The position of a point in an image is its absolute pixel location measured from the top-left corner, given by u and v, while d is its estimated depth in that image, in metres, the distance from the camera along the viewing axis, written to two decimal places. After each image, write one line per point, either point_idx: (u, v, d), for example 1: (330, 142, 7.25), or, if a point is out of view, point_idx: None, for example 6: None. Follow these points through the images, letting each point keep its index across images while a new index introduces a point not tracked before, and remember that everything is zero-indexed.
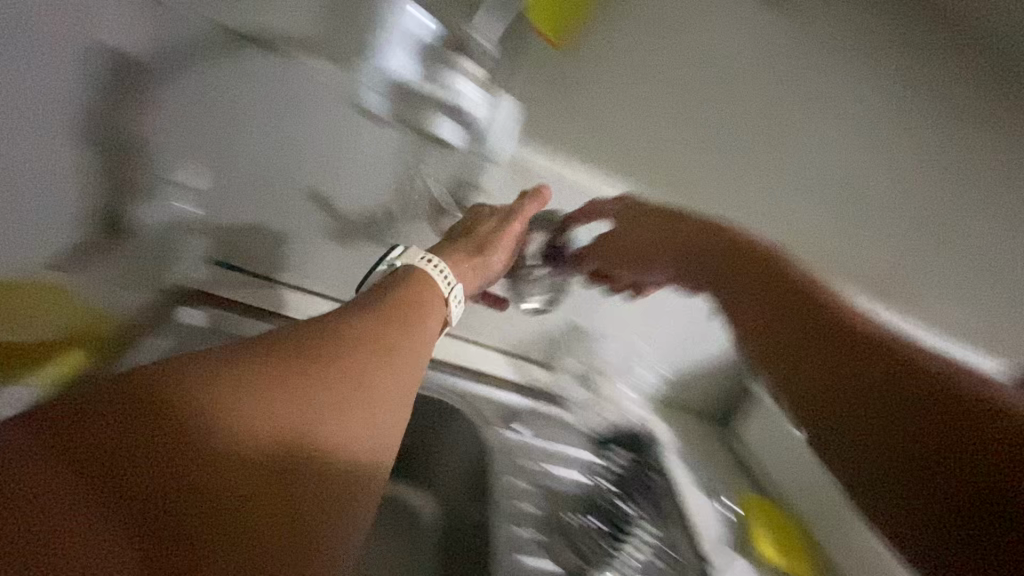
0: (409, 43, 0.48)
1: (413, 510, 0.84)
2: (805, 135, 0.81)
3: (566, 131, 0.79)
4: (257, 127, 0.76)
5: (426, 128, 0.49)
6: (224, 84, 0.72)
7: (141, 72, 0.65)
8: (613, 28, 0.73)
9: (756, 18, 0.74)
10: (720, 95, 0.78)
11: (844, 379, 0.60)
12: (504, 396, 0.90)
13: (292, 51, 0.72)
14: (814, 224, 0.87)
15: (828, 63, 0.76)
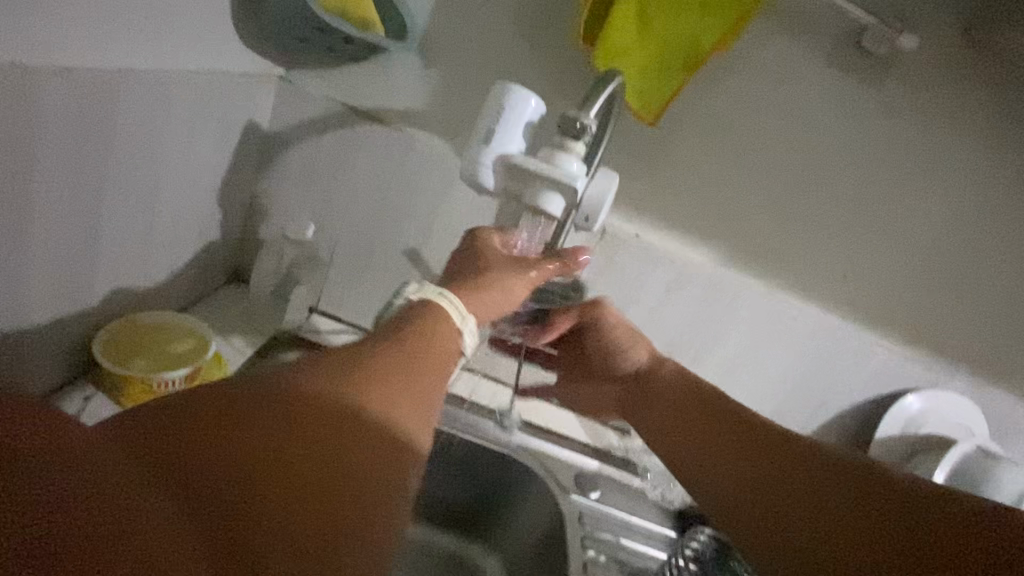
0: (524, 129, 0.56)
1: (481, 572, 0.82)
2: (900, 201, 0.80)
3: (649, 196, 0.83)
4: (365, 194, 0.83)
5: (539, 207, 0.54)
6: (345, 155, 0.81)
7: (275, 147, 0.83)
8: (695, 103, 0.78)
9: (847, 90, 0.76)
10: (807, 162, 0.80)
11: (758, 501, 0.57)
12: (578, 457, 0.88)
13: (402, 123, 0.80)
14: (906, 288, 0.85)
15: (922, 130, 0.76)
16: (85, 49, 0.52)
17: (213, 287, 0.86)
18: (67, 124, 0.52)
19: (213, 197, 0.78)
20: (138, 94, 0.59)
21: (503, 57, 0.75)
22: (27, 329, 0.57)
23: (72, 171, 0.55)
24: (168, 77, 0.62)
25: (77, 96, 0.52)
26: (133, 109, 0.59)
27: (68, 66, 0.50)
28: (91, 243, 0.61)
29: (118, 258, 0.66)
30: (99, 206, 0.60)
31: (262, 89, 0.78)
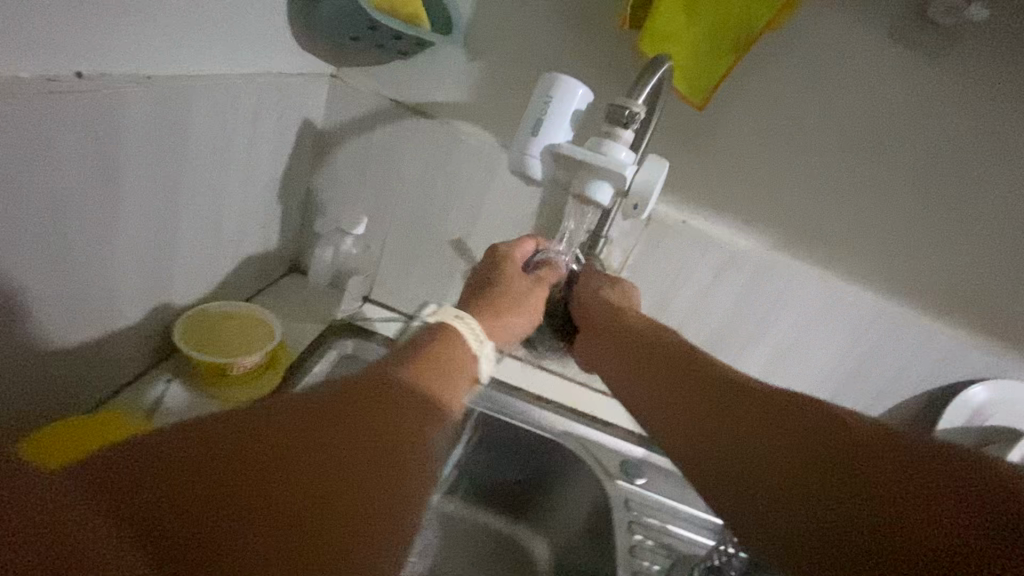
0: (572, 119, 0.57)
1: (529, 553, 0.85)
2: (967, 181, 0.76)
3: (695, 182, 0.82)
4: (413, 187, 0.85)
5: (587, 195, 0.54)
6: (393, 149, 0.84)
7: (327, 143, 0.86)
8: (745, 85, 0.76)
9: (910, 65, 0.72)
10: (865, 142, 0.76)
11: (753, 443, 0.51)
12: (623, 443, 0.87)
13: (448, 117, 0.82)
14: (972, 271, 0.80)
15: (995, 104, 0.72)
16: (163, 60, 0.56)
17: (274, 278, 0.91)
18: (150, 130, 0.57)
19: (274, 193, 0.83)
20: (208, 97, 0.63)
21: (546, 46, 0.76)
22: (119, 318, 0.63)
23: (154, 174, 0.60)
24: (235, 82, 0.66)
25: (156, 103, 0.56)
26: (204, 113, 0.63)
27: (149, 76, 0.55)
28: (170, 239, 0.66)
29: (193, 252, 0.71)
30: (176, 204, 0.65)
31: (316, 88, 0.81)
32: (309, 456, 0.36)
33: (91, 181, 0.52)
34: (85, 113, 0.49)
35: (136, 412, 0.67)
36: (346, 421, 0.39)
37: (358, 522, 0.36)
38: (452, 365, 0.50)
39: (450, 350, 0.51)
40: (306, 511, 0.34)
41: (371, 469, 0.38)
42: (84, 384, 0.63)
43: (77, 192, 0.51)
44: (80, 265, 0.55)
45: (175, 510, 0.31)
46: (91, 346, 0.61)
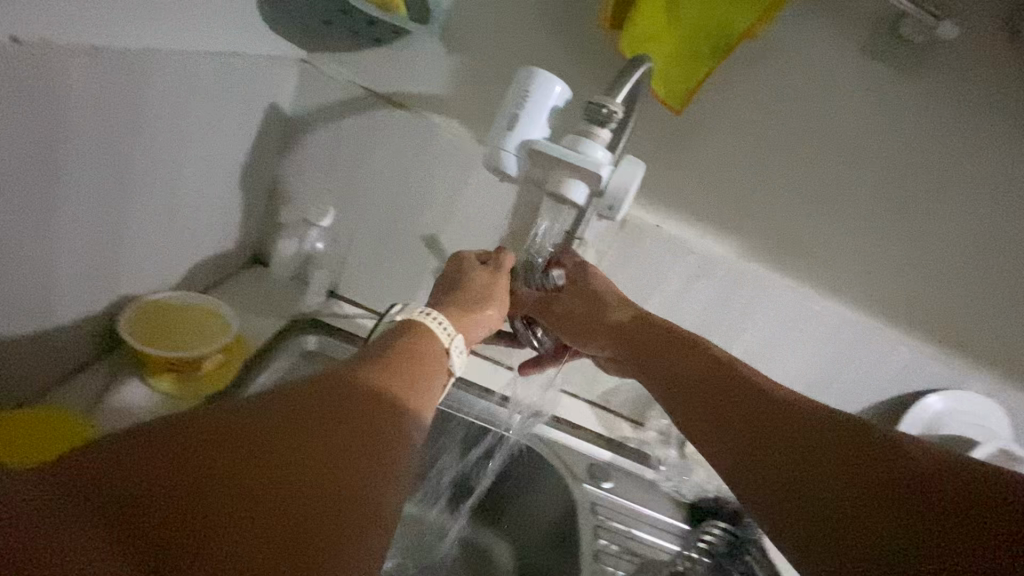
0: (549, 115, 0.55)
1: (492, 557, 0.83)
2: (931, 196, 0.78)
3: (670, 186, 0.82)
4: (384, 179, 0.83)
5: (562, 193, 0.53)
6: (365, 140, 0.81)
7: (295, 130, 0.83)
8: (722, 92, 0.76)
9: (882, 80, 0.73)
10: (836, 154, 0.77)
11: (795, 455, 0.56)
12: (592, 446, 0.86)
13: (423, 109, 0.79)
14: (933, 284, 0.83)
15: (960, 122, 0.74)
16: (114, 29, 0.52)
17: (234, 270, 0.87)
18: (96, 104, 0.53)
19: (236, 180, 0.79)
20: (164, 74, 0.59)
21: (526, 41, 0.74)
22: (58, 307, 0.59)
23: (100, 151, 0.55)
24: (194, 59, 0.62)
25: (105, 76, 0.52)
26: (158, 90, 0.59)
27: (97, 46, 0.51)
28: (119, 223, 0.62)
29: (143, 239, 0.67)
30: (125, 186, 0.61)
31: (285, 72, 0.78)
32: (285, 447, 0.37)
33: (28, 155, 0.48)
34: (25, 83, 0.45)
35: (74, 407, 0.62)
36: (312, 417, 0.39)
37: (322, 523, 0.35)
38: (422, 360, 0.49)
39: (424, 347, 0.51)
40: (287, 513, 0.35)
41: (346, 458, 0.38)
42: (16, 377, 0.58)
43: (12, 168, 0.47)
44: (13, 247, 0.51)
45: (155, 502, 0.32)
46: (26, 337, 0.56)
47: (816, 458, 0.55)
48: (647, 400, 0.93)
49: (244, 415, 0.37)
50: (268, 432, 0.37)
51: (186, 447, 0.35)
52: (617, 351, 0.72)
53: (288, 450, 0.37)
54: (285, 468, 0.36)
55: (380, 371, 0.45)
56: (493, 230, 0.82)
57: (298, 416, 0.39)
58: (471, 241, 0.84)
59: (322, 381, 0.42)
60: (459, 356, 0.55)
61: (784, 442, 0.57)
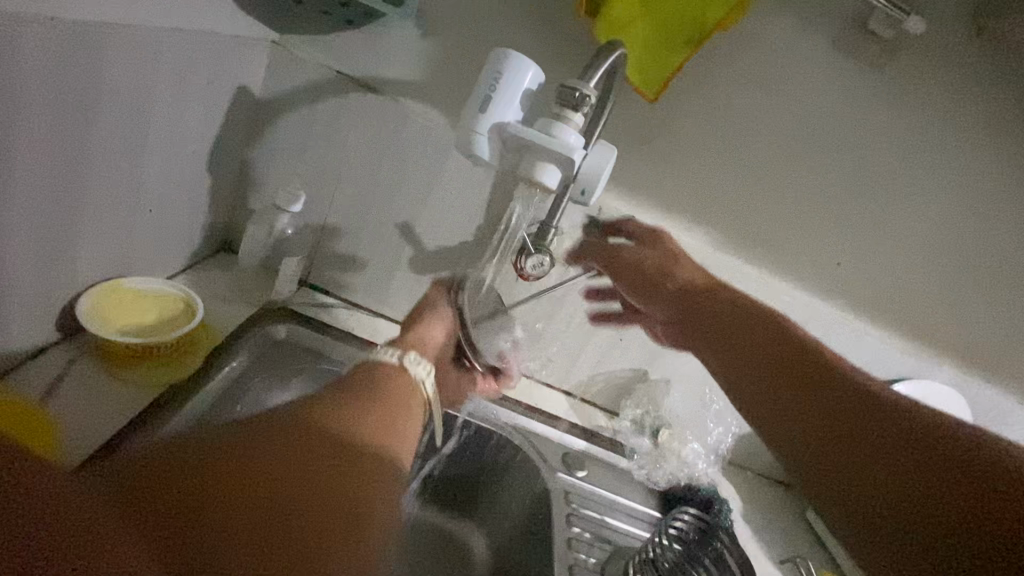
0: (523, 99, 0.55)
1: (464, 546, 0.82)
2: (898, 189, 0.79)
3: (646, 177, 0.82)
4: (358, 165, 0.81)
5: (535, 178, 0.53)
6: (338, 125, 0.80)
7: (266, 113, 0.81)
8: (697, 82, 0.76)
9: (852, 74, 0.75)
10: (809, 146, 0.79)
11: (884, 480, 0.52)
12: (566, 436, 0.87)
13: (398, 93, 0.78)
14: (898, 276, 0.85)
15: (927, 116, 0.75)
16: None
17: (200, 257, 0.85)
18: (51, 76, 0.50)
19: (203, 164, 0.76)
20: (124, 46, 0.56)
21: (502, 26, 0.74)
22: (10, 290, 0.56)
23: (55, 127, 0.53)
24: (158, 34, 0.60)
25: (61, 44, 0.49)
26: (120, 64, 0.57)
27: (55, 16, 0.48)
28: (78, 204, 0.59)
29: (103, 221, 0.64)
30: (83, 163, 0.58)
31: (255, 52, 0.76)
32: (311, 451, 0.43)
33: None
34: None
35: (28, 392, 0.59)
36: (328, 426, 0.47)
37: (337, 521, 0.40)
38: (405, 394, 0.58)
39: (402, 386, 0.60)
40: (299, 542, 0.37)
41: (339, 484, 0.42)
42: None
43: None
44: None
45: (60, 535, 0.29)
46: None
47: (875, 467, 0.52)
48: (621, 389, 0.94)
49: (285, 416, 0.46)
50: (297, 434, 0.44)
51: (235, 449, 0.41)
52: (672, 314, 0.72)
53: (316, 456, 0.43)
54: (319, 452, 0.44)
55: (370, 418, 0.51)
56: (470, 218, 0.82)
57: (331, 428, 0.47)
58: (447, 229, 0.83)
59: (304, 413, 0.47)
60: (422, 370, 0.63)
61: (845, 437, 0.55)
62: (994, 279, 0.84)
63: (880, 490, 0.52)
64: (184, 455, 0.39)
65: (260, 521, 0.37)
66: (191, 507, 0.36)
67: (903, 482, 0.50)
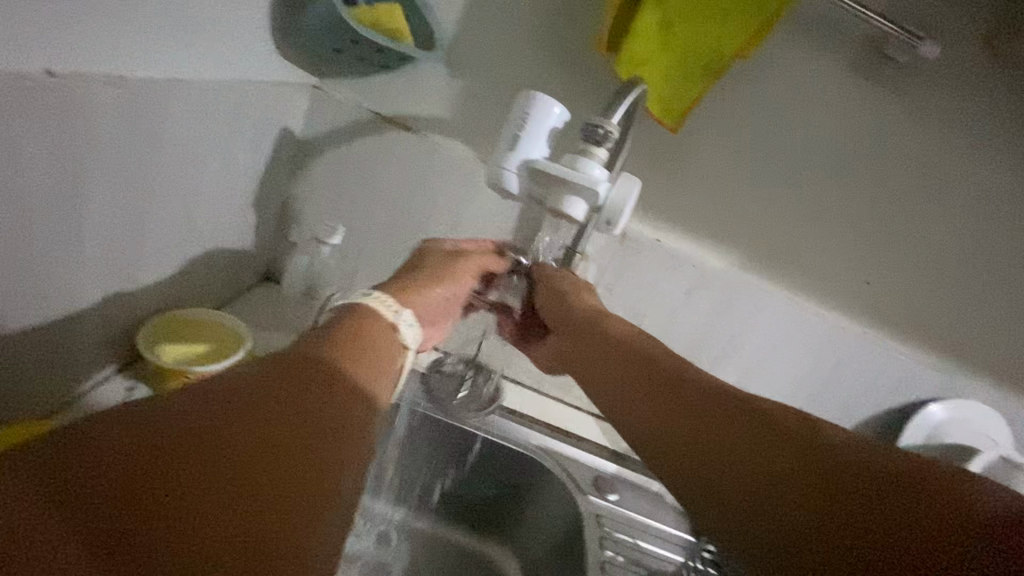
0: (549, 137, 0.58)
1: (498, 569, 0.84)
2: (922, 207, 0.80)
3: (668, 202, 0.84)
4: (391, 198, 0.86)
5: (562, 210, 0.56)
6: (372, 161, 0.85)
7: (306, 152, 0.86)
8: (715, 110, 0.79)
9: (869, 97, 0.76)
10: (829, 168, 0.80)
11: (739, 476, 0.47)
12: (596, 459, 0.88)
13: (428, 130, 0.83)
14: (929, 294, 0.84)
15: (947, 136, 0.76)
16: (139, 61, 0.56)
17: (245, 287, 0.90)
18: (122, 130, 0.56)
19: (249, 201, 0.82)
20: (184, 98, 0.62)
21: (525, 65, 0.78)
22: (79, 324, 0.61)
23: (123, 174, 0.58)
24: (212, 86, 0.65)
25: (130, 102, 0.55)
26: (179, 116, 0.62)
27: (125, 77, 0.54)
28: (140, 243, 0.65)
29: (161, 257, 0.70)
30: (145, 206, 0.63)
31: (296, 97, 0.81)
32: (274, 413, 0.37)
33: (61, 178, 0.51)
34: (59, 113, 0.48)
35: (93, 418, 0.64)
36: (310, 391, 0.40)
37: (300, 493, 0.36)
38: (386, 343, 0.50)
39: (385, 336, 0.50)
40: (252, 523, 0.33)
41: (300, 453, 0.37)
42: (40, 391, 0.60)
43: (45, 190, 0.50)
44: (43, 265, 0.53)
45: None
46: (49, 352, 0.59)
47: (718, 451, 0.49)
48: None
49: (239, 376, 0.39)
50: (273, 403, 0.38)
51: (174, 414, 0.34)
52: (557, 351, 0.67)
53: (276, 430, 0.37)
54: (286, 410, 0.38)
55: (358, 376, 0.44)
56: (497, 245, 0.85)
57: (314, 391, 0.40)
58: None
59: (263, 373, 0.40)
60: (410, 327, 0.53)
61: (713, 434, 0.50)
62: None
63: (781, 490, 0.45)
64: (135, 429, 0.32)
65: (215, 509, 0.32)
66: (144, 498, 0.30)
67: (786, 484, 0.45)
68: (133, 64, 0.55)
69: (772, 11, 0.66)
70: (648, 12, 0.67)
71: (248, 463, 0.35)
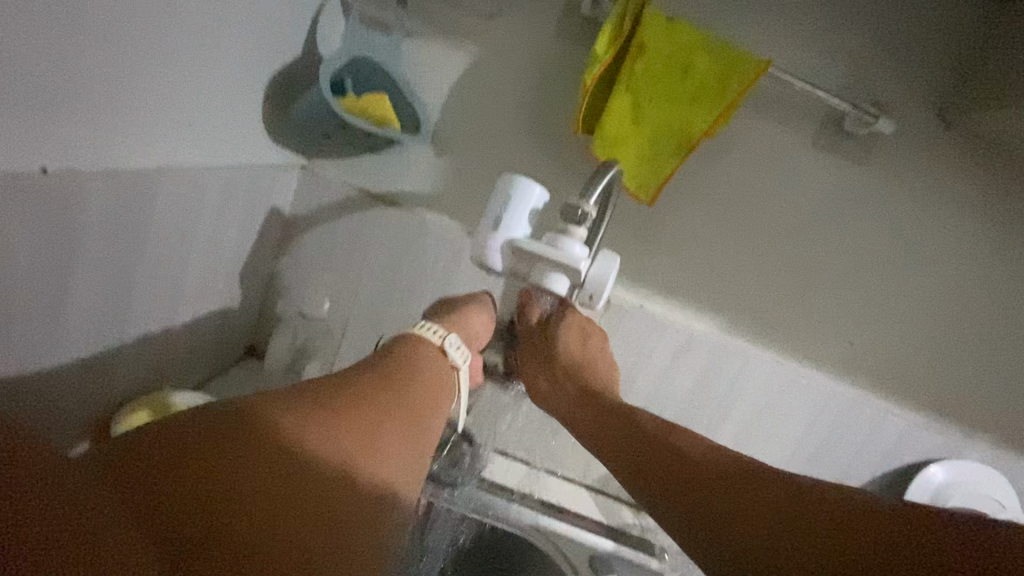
0: (530, 216, 0.60)
1: None
2: (892, 269, 0.83)
3: (651, 269, 0.86)
4: (378, 271, 0.87)
5: (545, 286, 0.57)
6: (359, 236, 0.86)
7: (294, 228, 0.87)
8: (689, 182, 0.82)
9: (833, 168, 0.81)
10: (802, 234, 0.83)
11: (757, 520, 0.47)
12: (593, 535, 0.83)
13: (415, 205, 0.85)
14: (914, 352, 0.85)
15: (906, 202, 0.81)
16: (131, 152, 0.57)
17: (227, 364, 0.88)
18: (113, 218, 0.56)
19: (235, 278, 0.82)
20: (175, 184, 0.63)
21: (508, 144, 0.82)
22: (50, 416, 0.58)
23: (110, 261, 0.58)
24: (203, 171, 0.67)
25: (120, 193, 0.56)
26: (169, 201, 0.63)
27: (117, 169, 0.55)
28: (122, 328, 0.64)
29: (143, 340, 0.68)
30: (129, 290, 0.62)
31: (286, 177, 0.84)
32: (332, 430, 0.44)
33: (47, 271, 0.51)
34: (48, 208, 0.49)
35: None
36: (360, 408, 0.47)
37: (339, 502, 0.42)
38: (424, 370, 0.56)
39: (426, 361, 0.57)
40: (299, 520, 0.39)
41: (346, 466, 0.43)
42: None
43: (29, 283, 0.50)
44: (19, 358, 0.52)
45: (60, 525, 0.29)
46: None
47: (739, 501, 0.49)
48: None
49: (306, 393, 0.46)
50: (330, 421, 0.44)
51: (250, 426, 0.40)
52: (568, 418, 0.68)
53: (333, 445, 0.43)
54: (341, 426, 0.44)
55: (382, 395, 0.49)
56: None
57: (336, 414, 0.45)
58: None
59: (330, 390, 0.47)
60: (459, 352, 0.61)
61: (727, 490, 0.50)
62: (1008, 353, 0.84)
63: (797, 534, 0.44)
64: (217, 436, 0.39)
65: (271, 511, 0.38)
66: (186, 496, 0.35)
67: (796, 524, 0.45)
68: (126, 155, 0.57)
69: (736, 93, 0.70)
70: (620, 97, 0.72)
71: (302, 476, 0.41)
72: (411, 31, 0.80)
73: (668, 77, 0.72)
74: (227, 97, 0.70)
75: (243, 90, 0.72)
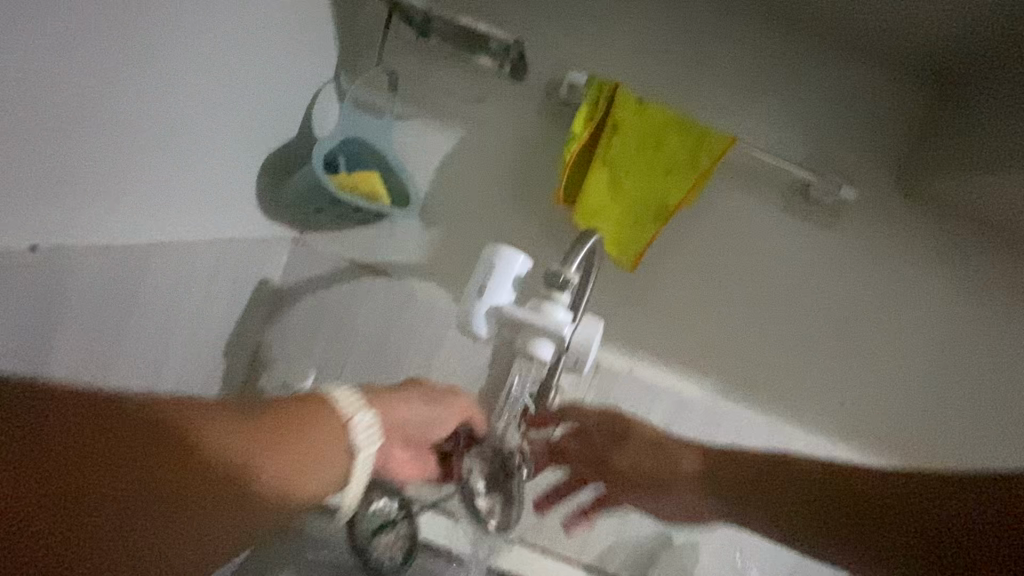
0: (514, 283, 0.61)
1: None
2: (875, 329, 0.84)
3: (638, 332, 0.87)
4: (368, 340, 0.87)
5: (530, 351, 0.57)
6: (348, 307, 0.87)
7: (282, 300, 0.88)
8: (669, 248, 0.85)
9: (804, 232, 0.84)
10: (783, 296, 0.85)
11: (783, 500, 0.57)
12: None
13: (405, 275, 0.87)
14: (907, 412, 0.84)
15: (878, 263, 0.84)
16: (126, 228, 0.58)
17: None
18: (101, 291, 0.56)
19: (219, 350, 0.81)
20: (166, 258, 0.64)
21: (494, 215, 0.85)
22: None
23: (98, 335, 0.57)
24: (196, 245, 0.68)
25: (112, 267, 0.56)
26: (161, 274, 0.64)
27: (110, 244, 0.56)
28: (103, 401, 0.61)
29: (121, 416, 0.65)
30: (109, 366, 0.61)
31: (278, 250, 0.85)
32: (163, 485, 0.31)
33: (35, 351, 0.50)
34: (38, 286, 0.48)
35: None
36: (223, 460, 0.34)
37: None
38: (326, 448, 0.41)
39: (331, 432, 0.42)
40: None
41: (123, 537, 0.30)
42: None
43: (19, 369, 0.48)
44: None
45: None
46: None
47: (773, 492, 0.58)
48: (647, 559, 0.87)
49: (179, 419, 0.33)
50: (171, 474, 0.32)
51: (74, 434, 0.29)
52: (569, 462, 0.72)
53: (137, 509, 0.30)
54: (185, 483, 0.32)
55: (260, 457, 0.36)
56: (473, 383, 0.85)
57: (206, 434, 0.34)
58: None
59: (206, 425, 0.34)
60: (367, 435, 0.44)
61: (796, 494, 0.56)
62: (1002, 411, 0.83)
63: (895, 503, 0.51)
64: None
65: None
66: None
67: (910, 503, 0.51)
68: (118, 231, 0.57)
69: (706, 165, 0.75)
70: (597, 172, 0.76)
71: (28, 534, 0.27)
72: (402, 115, 0.85)
73: (641, 152, 0.76)
74: (224, 175, 0.73)
75: (240, 168, 0.75)
